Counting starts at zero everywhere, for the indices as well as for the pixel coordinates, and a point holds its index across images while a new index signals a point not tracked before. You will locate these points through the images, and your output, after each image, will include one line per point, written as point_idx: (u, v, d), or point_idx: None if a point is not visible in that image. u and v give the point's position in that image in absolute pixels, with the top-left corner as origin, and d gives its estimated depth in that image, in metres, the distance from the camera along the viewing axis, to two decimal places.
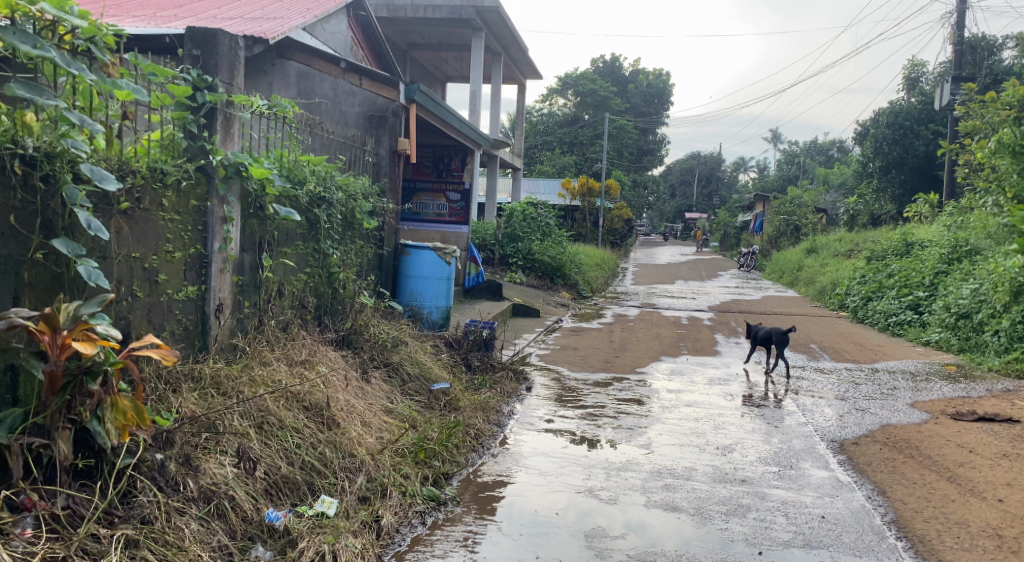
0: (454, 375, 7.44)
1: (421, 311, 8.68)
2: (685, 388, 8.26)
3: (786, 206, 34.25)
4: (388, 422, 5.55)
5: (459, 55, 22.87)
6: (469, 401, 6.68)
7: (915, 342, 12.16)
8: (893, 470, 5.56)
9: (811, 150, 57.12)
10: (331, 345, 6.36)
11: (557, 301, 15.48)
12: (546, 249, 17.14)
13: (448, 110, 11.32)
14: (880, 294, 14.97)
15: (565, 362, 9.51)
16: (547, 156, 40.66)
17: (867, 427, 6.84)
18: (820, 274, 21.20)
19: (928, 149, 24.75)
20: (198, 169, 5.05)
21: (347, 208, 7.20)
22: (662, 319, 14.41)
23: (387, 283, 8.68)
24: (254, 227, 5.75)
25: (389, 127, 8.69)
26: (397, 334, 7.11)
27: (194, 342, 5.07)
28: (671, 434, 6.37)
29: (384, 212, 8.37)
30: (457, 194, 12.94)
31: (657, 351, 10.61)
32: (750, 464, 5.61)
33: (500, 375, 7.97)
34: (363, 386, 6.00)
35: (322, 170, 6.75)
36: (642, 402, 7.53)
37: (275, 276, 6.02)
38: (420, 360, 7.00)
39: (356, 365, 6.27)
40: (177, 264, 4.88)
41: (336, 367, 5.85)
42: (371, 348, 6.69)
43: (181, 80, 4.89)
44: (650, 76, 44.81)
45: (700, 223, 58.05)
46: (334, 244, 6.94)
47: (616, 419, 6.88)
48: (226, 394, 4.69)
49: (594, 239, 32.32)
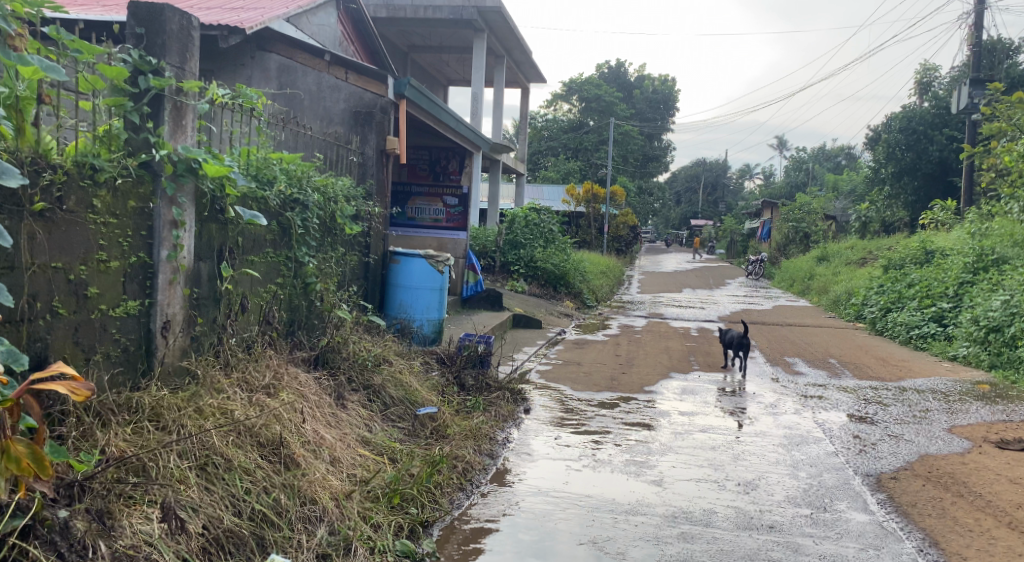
0: (443, 396, 6.73)
1: (411, 325, 7.96)
2: (699, 409, 7.55)
3: (795, 212, 33.48)
4: (360, 458, 4.88)
5: (461, 57, 22.17)
6: (459, 428, 5.98)
7: (940, 357, 11.46)
8: (944, 513, 4.85)
9: (818, 155, 56.30)
10: (304, 366, 5.67)
11: (560, 311, 14.77)
12: (549, 257, 16.44)
13: (446, 109, 10.71)
14: (900, 305, 14.24)
15: (568, 378, 8.81)
16: (551, 162, 39.97)
17: (904, 458, 6.12)
18: (833, 283, 20.47)
19: (943, 155, 23.98)
20: (141, 166, 4.36)
21: (325, 212, 6.51)
22: (670, 330, 13.70)
23: (374, 295, 7.99)
24: (214, 232, 5.06)
25: (376, 123, 7.98)
26: (380, 351, 6.41)
27: (136, 365, 4.36)
28: (685, 466, 5.65)
29: (370, 216, 7.69)
30: (455, 198, 12.28)
31: (665, 367, 9.87)
32: (778, 506, 4.91)
33: (495, 396, 7.28)
34: (335, 413, 5.32)
35: (295, 170, 6.08)
36: (652, 426, 6.83)
37: (238, 286, 5.37)
38: (406, 379, 6.29)
39: (329, 389, 5.59)
40: (113, 276, 4.19)
41: (304, 393, 5.17)
42: (350, 367, 6.00)
43: (118, 62, 4.22)
44: (655, 82, 44.05)
45: (707, 230, 57.28)
46: (310, 252, 6.28)
47: (624, 447, 6.16)
48: (166, 429, 3.97)
49: (599, 246, 31.60)
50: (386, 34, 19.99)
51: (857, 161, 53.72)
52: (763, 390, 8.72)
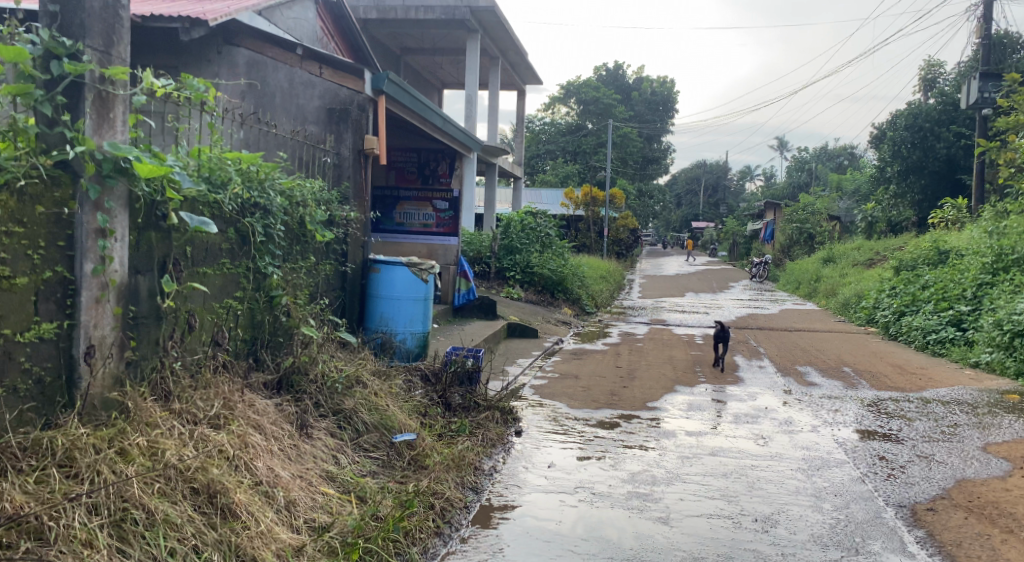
0: (424, 420, 6.08)
1: (393, 339, 7.31)
2: (707, 428, 6.93)
3: (798, 213, 32.78)
4: (320, 499, 4.25)
5: (455, 59, 21.56)
6: (440, 456, 5.36)
7: (962, 363, 10.86)
8: (996, 555, 4.23)
9: (821, 154, 55.66)
10: (262, 392, 5.03)
11: (559, 319, 14.15)
12: (546, 262, 15.80)
13: (432, 109, 10.08)
14: (914, 309, 13.61)
15: (564, 393, 8.18)
16: (550, 165, 39.39)
17: (940, 484, 5.49)
18: (841, 285, 19.85)
19: (951, 152, 23.31)
20: (57, 165, 3.75)
21: (291, 217, 5.89)
22: (673, 337, 13.07)
23: (352, 308, 7.37)
24: (155, 241, 4.41)
25: (353, 122, 7.26)
26: (354, 370, 5.77)
27: (52, 398, 3.73)
28: (694, 499, 5.03)
29: (347, 222, 7.06)
30: (445, 203, 11.68)
31: (670, 379, 9.22)
32: (802, 548, 4.30)
33: (484, 416, 6.65)
34: (297, 446, 4.69)
35: (255, 172, 5.45)
36: (657, 450, 6.19)
37: (186, 303, 4.74)
38: (381, 402, 5.65)
39: (290, 417, 4.95)
40: (20, 294, 3.60)
41: (260, 426, 4.54)
42: (317, 390, 5.37)
43: (24, 45, 3.61)
44: (655, 84, 43.48)
45: (709, 232, 56.59)
46: (275, 263, 5.67)
47: (627, 475, 5.53)
48: (78, 478, 3.32)
49: (599, 249, 31.00)
50: (377, 36, 19.39)
51: (860, 160, 53.04)
52: (775, 404, 8.10)
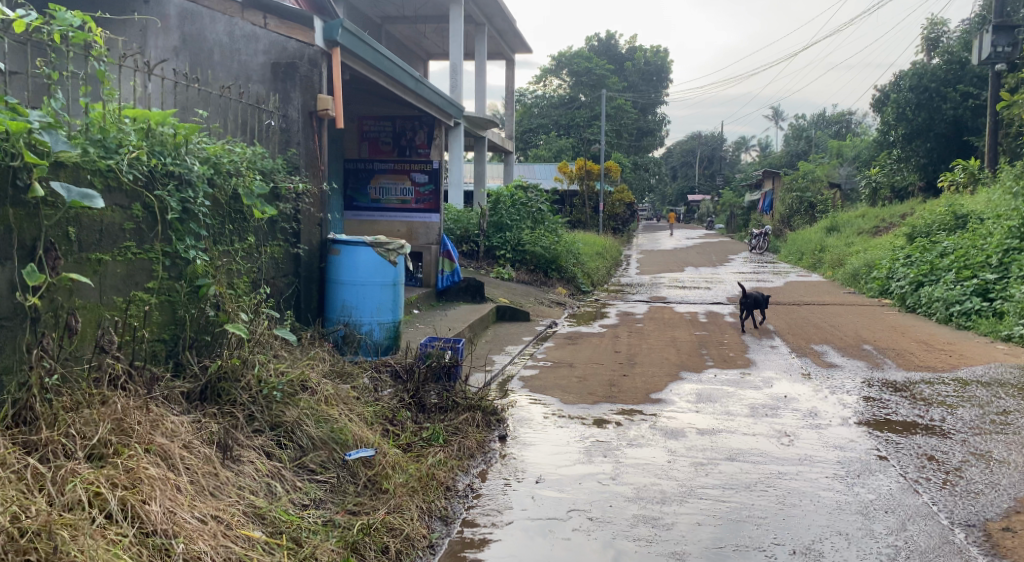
0: (388, 429, 5.11)
1: (356, 331, 6.34)
2: (722, 424, 5.97)
3: (797, 182, 31.77)
4: (235, 545, 3.29)
5: (439, 28, 20.42)
6: (402, 477, 4.40)
7: (993, 336, 9.94)
8: None
9: (819, 122, 54.40)
10: (175, 407, 4.05)
11: (552, 299, 13.16)
12: (538, 239, 14.76)
13: (406, 67, 9.02)
14: (933, 278, 12.64)
15: (558, 386, 7.21)
16: (542, 140, 38.20)
17: (1009, 492, 4.57)
18: (849, 255, 18.87)
19: (958, 113, 22.17)
20: None
21: (219, 191, 4.91)
22: (675, 316, 12.10)
23: (309, 296, 6.41)
24: (17, 220, 3.48)
25: (301, 78, 6.27)
26: (299, 371, 4.77)
27: None
28: (716, 525, 4.10)
29: (297, 195, 6.10)
30: (424, 175, 10.72)
31: (675, 365, 8.24)
32: None
33: (461, 417, 5.70)
34: (216, 476, 3.71)
35: (168, 135, 4.46)
36: (665, 456, 5.20)
37: (69, 299, 3.80)
38: (332, 411, 4.65)
39: (211, 437, 3.97)
40: None
41: (165, 452, 3.58)
42: (250, 397, 4.39)
43: None
44: (648, 53, 42.21)
45: (706, 206, 55.48)
46: (200, 245, 4.66)
47: (631, 490, 4.56)
48: None
49: (594, 225, 29.97)
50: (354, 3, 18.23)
51: (858, 127, 51.80)
52: (796, 392, 7.14)
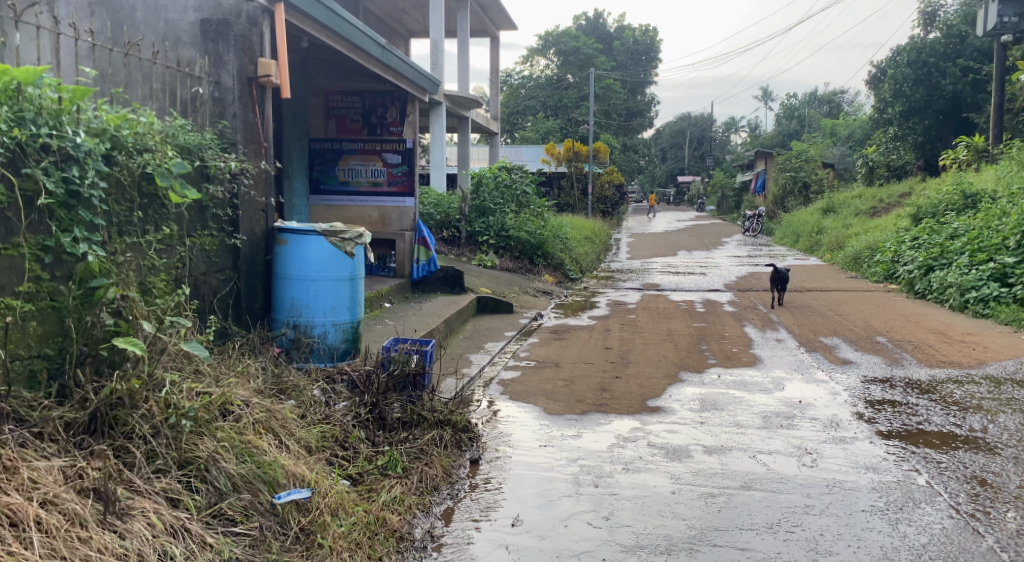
0: (334, 457, 4.25)
1: (309, 335, 5.46)
2: (732, 440, 5.13)
3: (792, 161, 30.94)
4: None
5: (419, 2, 19.38)
6: (343, 527, 3.55)
7: (1015, 325, 9.15)
8: None
9: (812, 100, 53.46)
10: (46, 447, 3.18)
11: (538, 288, 12.29)
12: (524, 223, 13.86)
13: (369, 33, 7.95)
14: (944, 262, 11.82)
15: (544, 391, 6.36)
16: (529, 121, 37.26)
17: None
18: (848, 238, 18.07)
19: (958, 88, 21.27)
20: None
21: (122, 171, 4.04)
22: (670, 305, 11.25)
23: (253, 294, 5.53)
24: None
25: (237, 38, 5.32)
26: (221, 393, 3.87)
27: None
28: None
29: (232, 176, 5.19)
30: (397, 155, 9.76)
31: (673, 364, 7.40)
32: None
33: (425, 436, 4.82)
34: (86, 542, 2.87)
35: (47, 100, 3.64)
36: (666, 485, 4.34)
37: None
38: (260, 442, 3.76)
39: (91, 485, 3.11)
40: None
41: (9, 511, 2.80)
42: (151, 426, 3.50)
43: None
44: (637, 32, 41.18)
45: (695, 187, 54.68)
46: (94, 238, 3.78)
47: (626, 536, 3.72)
48: None
49: (584, 208, 29.10)
50: None
51: (850, 106, 50.92)
52: (812, 396, 6.31)
